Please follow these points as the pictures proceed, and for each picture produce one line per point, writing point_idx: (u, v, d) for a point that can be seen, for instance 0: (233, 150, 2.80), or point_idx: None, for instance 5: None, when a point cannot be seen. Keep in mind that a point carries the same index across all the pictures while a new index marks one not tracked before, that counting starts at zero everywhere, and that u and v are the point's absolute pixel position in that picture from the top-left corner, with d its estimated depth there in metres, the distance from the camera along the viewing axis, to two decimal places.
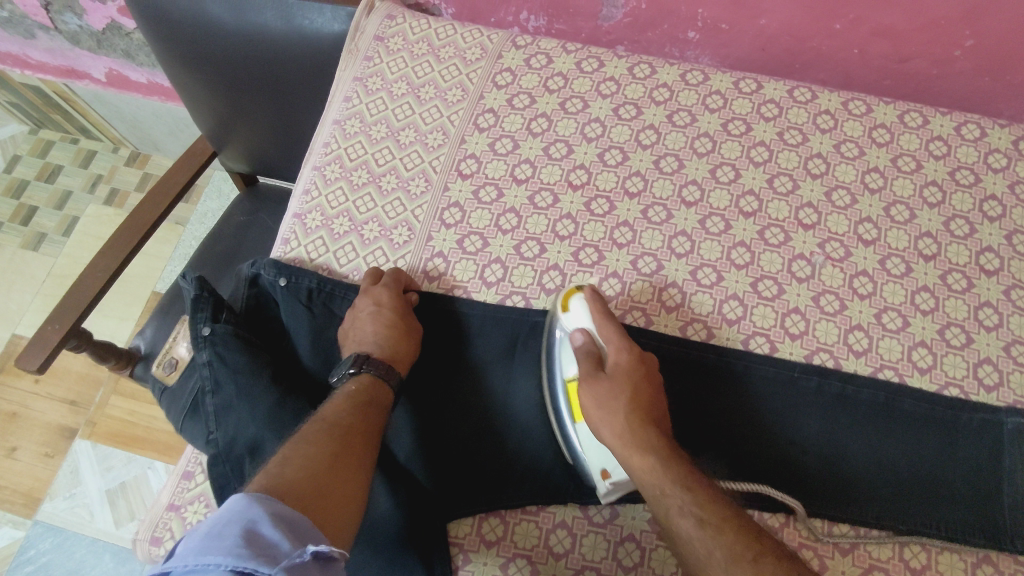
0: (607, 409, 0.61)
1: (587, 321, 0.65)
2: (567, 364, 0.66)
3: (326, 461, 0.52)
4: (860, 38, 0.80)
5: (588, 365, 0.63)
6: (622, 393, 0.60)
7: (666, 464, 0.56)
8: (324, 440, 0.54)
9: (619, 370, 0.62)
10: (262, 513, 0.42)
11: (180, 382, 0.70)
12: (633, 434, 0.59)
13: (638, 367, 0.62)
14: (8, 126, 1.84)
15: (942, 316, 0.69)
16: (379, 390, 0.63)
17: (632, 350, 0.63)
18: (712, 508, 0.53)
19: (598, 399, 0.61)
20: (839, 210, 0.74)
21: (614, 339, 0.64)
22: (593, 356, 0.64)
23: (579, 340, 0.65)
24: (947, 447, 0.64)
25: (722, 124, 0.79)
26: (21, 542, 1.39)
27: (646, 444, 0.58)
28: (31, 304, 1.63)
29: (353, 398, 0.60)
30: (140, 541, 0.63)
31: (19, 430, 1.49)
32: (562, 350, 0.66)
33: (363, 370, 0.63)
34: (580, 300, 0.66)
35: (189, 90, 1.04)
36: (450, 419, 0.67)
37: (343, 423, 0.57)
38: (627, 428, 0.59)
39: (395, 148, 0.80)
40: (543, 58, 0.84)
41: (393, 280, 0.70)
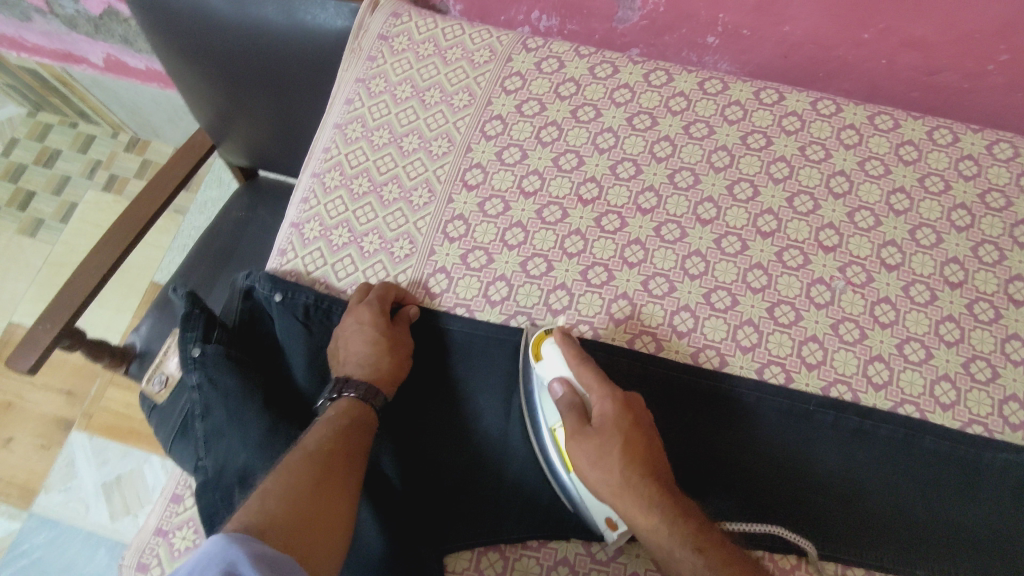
0: (600, 466, 0.56)
1: (565, 368, 0.60)
2: (551, 413, 0.62)
3: (310, 491, 0.49)
4: (889, 48, 0.75)
5: (574, 420, 0.58)
6: (613, 450, 0.56)
7: (672, 522, 0.53)
8: (307, 469, 0.51)
9: (606, 422, 0.57)
10: (242, 554, 0.39)
11: (171, 402, 0.68)
12: (632, 492, 0.54)
13: (626, 415, 0.57)
14: (6, 108, 1.80)
15: (967, 348, 0.66)
16: (360, 412, 0.60)
17: (617, 398, 0.58)
18: (730, 573, 0.51)
19: (588, 457, 0.56)
20: (861, 232, 0.71)
21: (595, 386, 0.59)
22: (577, 407, 0.59)
23: (559, 391, 0.60)
24: (967, 489, 0.62)
25: (741, 137, 0.76)
26: (17, 534, 1.38)
27: (647, 502, 0.54)
28: (28, 292, 1.61)
29: (335, 425, 0.58)
30: (126, 566, 0.61)
31: (15, 420, 1.48)
32: (542, 398, 0.63)
33: (343, 395, 0.61)
34: (551, 345, 0.61)
35: (186, 80, 1.00)
36: (445, 457, 0.65)
37: (324, 447, 0.54)
38: (623, 488, 0.54)
39: (397, 155, 0.76)
40: (555, 62, 0.81)
41: (379, 298, 0.66)
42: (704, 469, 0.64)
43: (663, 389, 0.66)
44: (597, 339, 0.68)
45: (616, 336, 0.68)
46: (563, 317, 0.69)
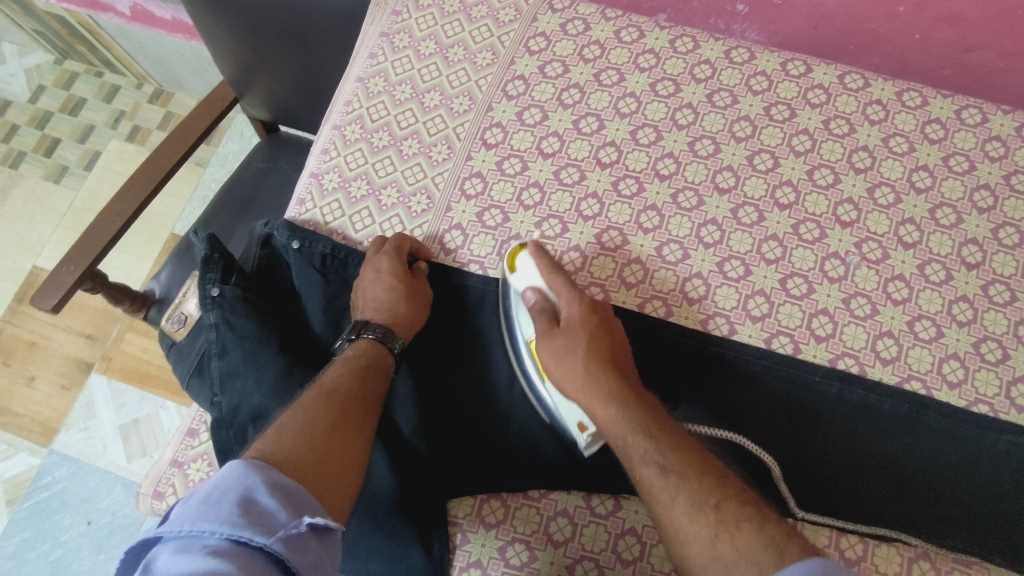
0: (565, 362, 0.60)
1: (537, 278, 0.65)
2: (527, 324, 0.65)
3: (324, 431, 0.50)
4: (923, 23, 0.74)
5: (544, 321, 0.62)
6: (576, 344, 0.60)
7: (628, 412, 0.55)
8: (321, 410, 0.52)
9: (572, 323, 0.61)
10: (259, 481, 0.41)
11: (188, 340, 0.70)
12: (592, 381, 0.58)
13: (591, 316, 0.62)
14: (33, 54, 1.81)
15: (979, 329, 0.66)
16: (378, 352, 0.61)
17: (582, 300, 0.62)
18: (678, 455, 0.52)
19: (554, 353, 0.61)
20: (880, 208, 0.71)
21: (563, 291, 0.63)
22: (547, 310, 0.63)
23: (532, 298, 0.64)
24: (968, 466, 0.62)
25: (765, 108, 0.75)
26: (37, 468, 1.43)
27: (605, 394, 0.57)
28: (52, 237, 1.64)
29: (353, 366, 0.59)
30: (143, 494, 0.64)
31: (38, 360, 1.52)
32: (518, 311, 0.66)
33: (364, 336, 0.62)
34: (525, 257, 0.66)
35: (210, 29, 1.00)
36: (437, 383, 0.67)
37: (342, 390, 0.55)
38: (584, 379, 0.58)
39: (418, 111, 0.77)
40: (580, 24, 0.80)
41: (394, 249, 0.67)
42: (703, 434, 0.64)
43: (671, 353, 0.67)
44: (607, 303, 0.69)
45: (626, 300, 0.69)
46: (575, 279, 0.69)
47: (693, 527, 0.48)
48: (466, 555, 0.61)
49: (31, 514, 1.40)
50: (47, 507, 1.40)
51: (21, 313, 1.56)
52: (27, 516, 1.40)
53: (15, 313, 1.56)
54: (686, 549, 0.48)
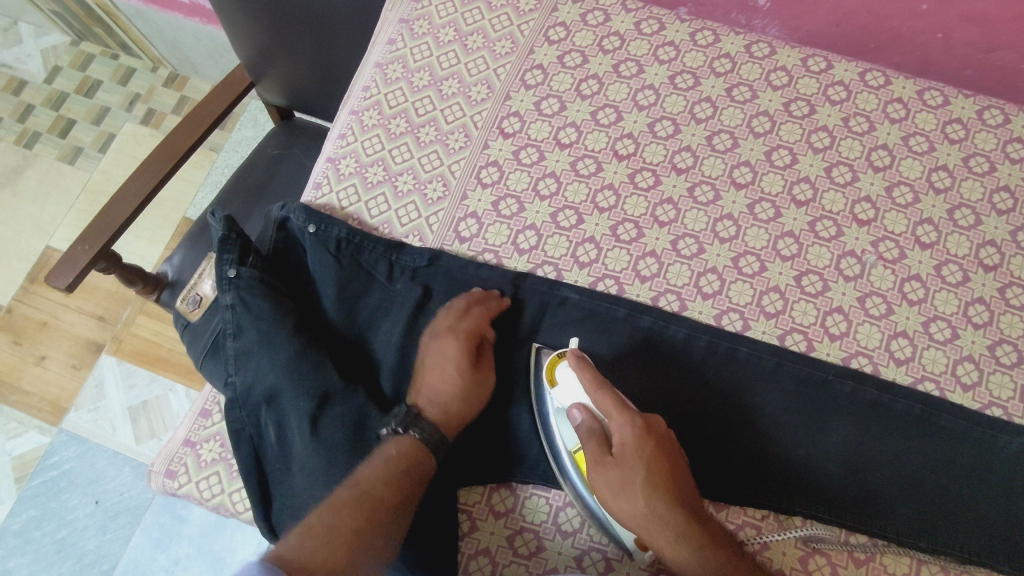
0: (624, 497, 0.54)
1: (580, 393, 0.58)
2: (569, 437, 0.60)
3: (345, 540, 0.50)
4: (947, 21, 0.73)
5: (594, 447, 0.56)
6: (634, 478, 0.54)
7: (700, 553, 0.52)
8: (349, 511, 0.52)
9: (626, 452, 0.55)
10: None
11: (204, 319, 0.70)
12: (656, 520, 0.53)
13: (646, 442, 0.55)
14: (50, 35, 1.82)
15: (994, 331, 0.66)
16: (422, 455, 0.57)
17: (637, 423, 0.55)
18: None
19: (610, 487, 0.55)
20: (898, 208, 0.70)
21: (613, 412, 0.56)
22: (597, 432, 0.57)
23: (579, 418, 0.58)
24: (980, 469, 0.62)
25: (785, 103, 0.74)
26: (47, 447, 1.44)
27: (674, 536, 0.53)
28: (65, 218, 1.65)
29: (391, 474, 0.55)
30: (155, 472, 0.64)
31: (49, 340, 1.53)
32: (559, 419, 0.61)
33: (409, 432, 0.57)
34: (566, 368, 0.59)
35: (230, 16, 1.00)
36: (469, 457, 0.63)
37: (372, 489, 0.54)
38: (648, 519, 0.53)
39: (436, 98, 0.76)
40: (600, 15, 0.79)
41: (467, 332, 0.62)
42: (711, 426, 0.64)
43: (684, 347, 0.66)
44: (621, 295, 0.68)
45: (641, 293, 0.68)
46: (590, 270, 0.69)
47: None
48: (474, 544, 0.61)
49: (39, 492, 1.42)
50: (55, 486, 1.42)
51: (34, 292, 1.57)
52: (36, 494, 1.41)
53: (27, 293, 1.57)
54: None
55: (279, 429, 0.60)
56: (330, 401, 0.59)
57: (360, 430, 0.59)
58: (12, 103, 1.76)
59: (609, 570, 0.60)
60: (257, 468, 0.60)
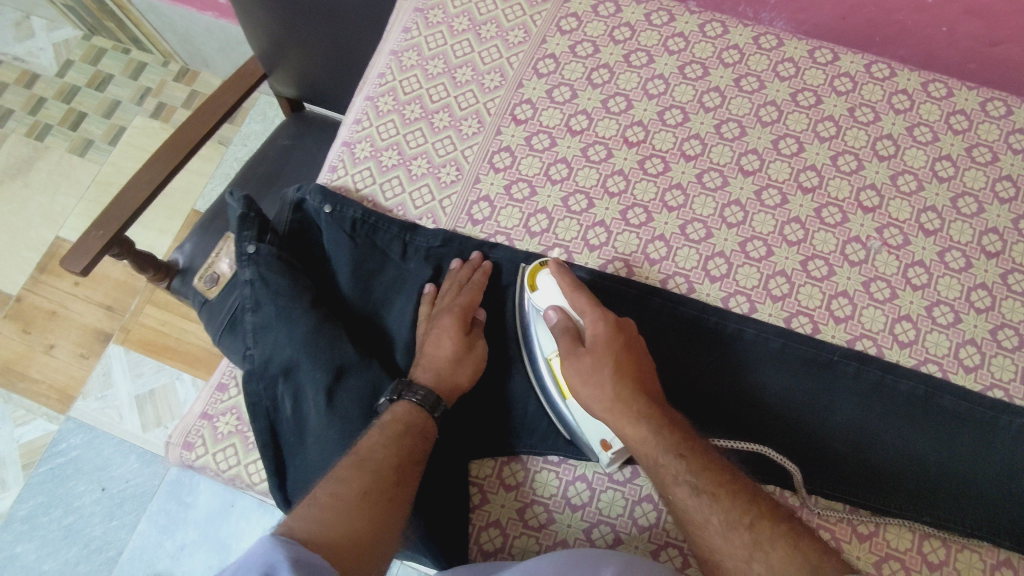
0: (592, 382, 0.58)
1: (558, 297, 0.63)
2: (547, 343, 0.64)
3: (355, 502, 0.49)
4: (951, 15, 0.74)
5: (567, 341, 0.60)
6: (603, 365, 0.58)
7: (658, 431, 0.55)
8: (354, 476, 0.51)
9: (597, 343, 0.59)
10: (284, 558, 0.40)
11: (221, 298, 0.72)
12: (619, 403, 0.56)
13: (616, 337, 0.59)
14: (62, 29, 1.84)
15: (996, 316, 0.67)
16: (416, 417, 0.58)
17: (608, 319, 0.60)
18: (710, 477, 0.52)
19: (580, 374, 0.59)
20: (903, 195, 0.72)
21: (587, 310, 0.61)
22: (571, 331, 0.61)
23: (554, 318, 0.62)
24: (982, 448, 0.63)
25: (792, 94, 0.76)
26: (54, 434, 1.46)
27: (634, 414, 0.56)
28: (75, 209, 1.67)
29: (390, 430, 0.56)
30: (173, 444, 0.66)
31: (58, 329, 1.54)
32: (538, 327, 0.65)
33: (403, 399, 0.58)
34: (546, 276, 0.64)
35: (247, 11, 1.02)
36: (476, 426, 0.66)
37: (377, 459, 0.53)
38: (613, 400, 0.57)
39: (450, 85, 0.78)
40: (612, 6, 0.81)
41: (462, 306, 0.64)
42: (717, 405, 0.66)
43: (692, 330, 0.68)
44: (631, 278, 0.70)
45: (650, 275, 0.70)
46: (600, 253, 0.71)
47: (728, 546, 0.49)
48: (485, 516, 0.63)
49: (46, 479, 1.43)
50: (63, 473, 1.43)
51: (43, 282, 1.58)
52: (43, 481, 1.42)
53: (37, 282, 1.58)
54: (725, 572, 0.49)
55: (296, 400, 0.61)
56: (346, 374, 0.61)
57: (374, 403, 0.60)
58: (24, 96, 1.78)
59: (616, 543, 0.61)
60: (273, 441, 0.61)
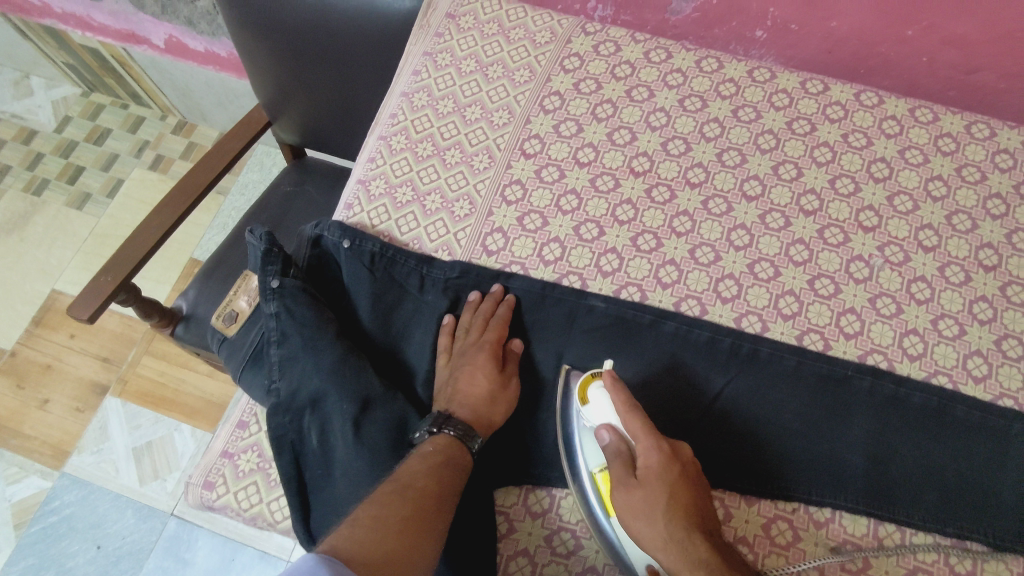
0: (643, 516, 0.55)
1: (612, 415, 0.60)
2: (592, 458, 0.61)
3: (393, 525, 0.49)
4: (931, 46, 0.79)
5: (620, 468, 0.57)
6: (656, 500, 0.55)
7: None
8: (396, 502, 0.51)
9: (650, 474, 0.56)
10: None
11: (241, 334, 0.75)
12: (675, 544, 0.53)
13: (670, 468, 0.56)
14: (62, 87, 1.88)
15: (999, 327, 0.69)
16: (456, 450, 0.59)
17: (663, 448, 0.57)
18: None
19: (630, 507, 0.56)
20: (900, 215, 0.75)
21: (641, 435, 0.58)
22: (624, 455, 0.58)
23: (607, 438, 0.59)
24: (998, 458, 0.64)
25: (787, 122, 0.80)
26: (48, 492, 1.41)
27: (691, 558, 0.52)
28: (72, 262, 1.66)
29: (428, 459, 0.57)
30: (193, 484, 0.65)
31: (53, 383, 1.52)
32: (583, 440, 0.62)
33: (443, 432, 0.60)
34: (598, 389, 0.61)
35: (255, 61, 1.03)
36: (499, 454, 0.66)
37: (416, 487, 0.54)
38: (667, 541, 0.54)
39: (461, 123, 0.81)
40: (611, 46, 0.85)
41: (494, 342, 0.67)
42: (737, 420, 0.67)
43: (709, 350, 0.69)
44: (644, 302, 0.71)
45: (663, 299, 0.71)
46: (613, 279, 0.72)
47: None
48: (513, 544, 0.63)
49: (38, 539, 1.38)
50: (55, 532, 1.38)
51: (39, 336, 1.57)
52: (35, 542, 1.37)
53: (31, 336, 1.57)
54: None
55: (322, 433, 0.62)
56: (371, 405, 0.61)
57: (401, 433, 0.61)
58: (21, 152, 1.80)
59: None
60: (297, 475, 0.61)
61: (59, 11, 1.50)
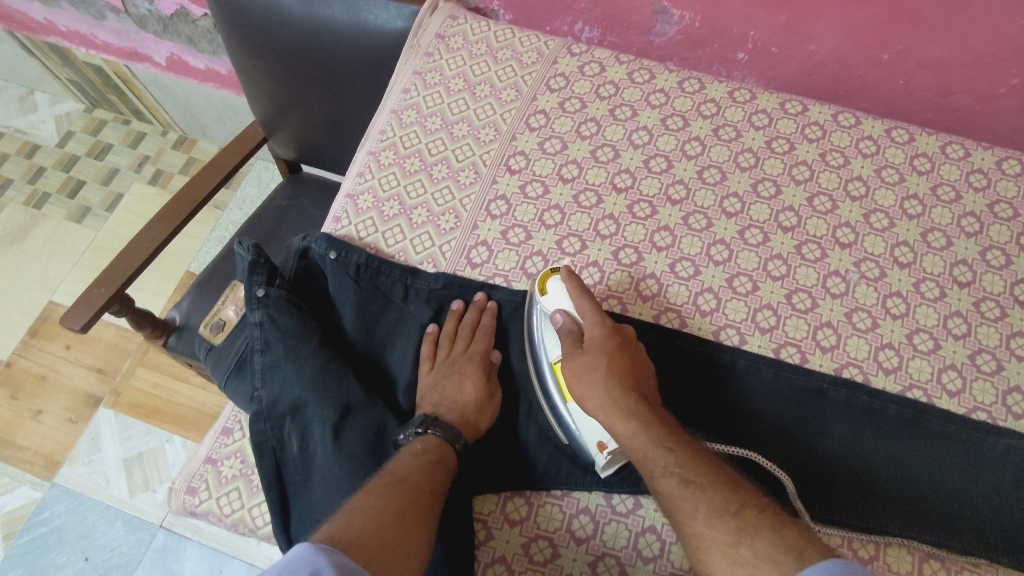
0: (587, 379, 0.62)
1: (566, 302, 0.67)
2: (551, 346, 0.67)
3: (391, 515, 0.50)
4: (906, 69, 0.82)
5: (568, 343, 0.64)
6: (598, 367, 0.62)
7: (647, 428, 0.58)
8: (392, 495, 0.53)
9: (593, 344, 0.64)
10: (328, 564, 0.42)
11: (227, 342, 0.77)
12: (612, 402, 0.60)
13: (611, 340, 0.64)
14: (65, 103, 1.91)
15: (973, 341, 0.70)
16: (443, 451, 0.60)
17: (605, 325, 0.65)
18: (699, 471, 0.54)
19: (577, 374, 0.63)
20: (876, 232, 0.76)
21: (588, 314, 0.65)
22: (574, 334, 0.65)
23: (560, 320, 0.66)
24: (971, 469, 0.65)
25: (766, 141, 0.82)
26: (37, 503, 1.41)
27: (624, 411, 0.59)
28: (70, 274, 1.68)
29: (419, 457, 0.59)
30: (177, 490, 0.66)
31: (46, 394, 1.52)
32: (543, 330, 0.68)
33: (430, 432, 0.62)
34: (556, 282, 0.68)
35: (252, 77, 1.06)
36: (480, 462, 0.67)
37: (410, 481, 0.55)
38: (604, 400, 0.60)
39: (448, 139, 0.83)
40: (596, 66, 0.88)
41: (480, 353, 0.70)
42: (716, 433, 0.67)
43: (687, 363, 0.70)
44: (625, 314, 0.72)
45: (643, 311, 0.73)
46: (594, 291, 0.74)
47: (715, 534, 0.51)
48: (490, 552, 0.63)
49: (27, 550, 1.38)
50: (43, 543, 1.38)
51: (34, 347, 1.58)
52: (23, 552, 1.37)
53: (27, 346, 1.58)
54: (709, 556, 0.51)
55: (302, 439, 0.63)
56: (352, 412, 0.62)
57: (380, 439, 0.62)
58: (23, 165, 1.83)
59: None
60: (278, 481, 0.62)
61: (63, 30, 1.54)
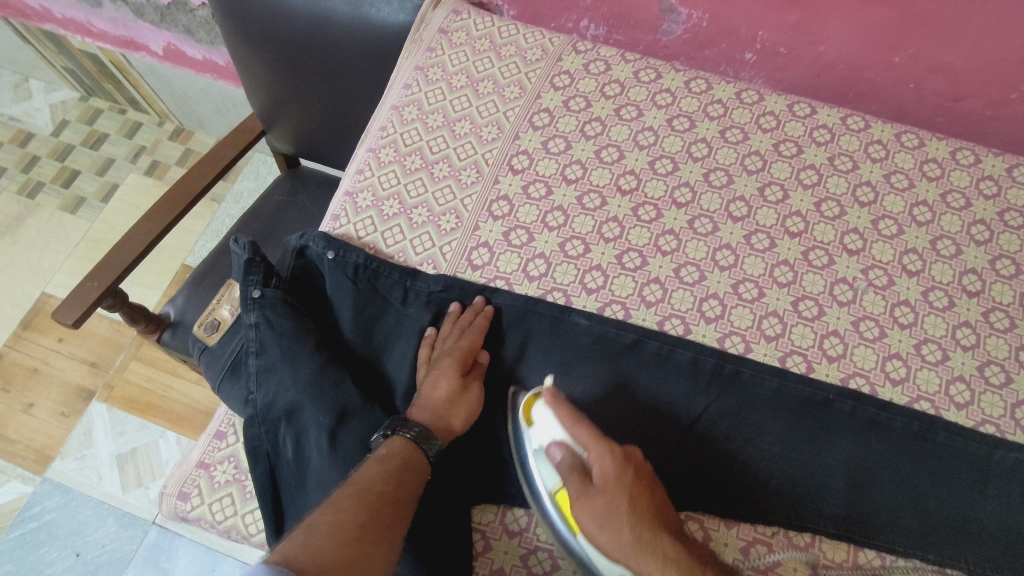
0: (608, 527, 0.53)
1: (558, 430, 0.59)
2: (549, 476, 0.60)
3: (349, 532, 0.49)
4: (916, 73, 0.80)
5: (576, 481, 0.55)
6: (619, 508, 0.53)
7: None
8: (354, 507, 0.51)
9: (607, 481, 0.54)
10: None
11: (224, 342, 0.76)
12: (643, 548, 0.51)
13: (626, 471, 0.55)
14: (60, 91, 1.88)
15: (982, 353, 0.69)
16: (409, 451, 0.58)
17: (615, 454, 0.55)
18: None
19: (593, 516, 0.53)
20: (884, 239, 0.75)
21: (592, 444, 0.56)
22: (577, 466, 0.57)
23: (557, 454, 0.58)
24: (978, 486, 0.63)
25: (773, 144, 0.80)
26: (28, 497, 1.40)
27: (661, 561, 0.50)
28: (63, 266, 1.66)
29: (386, 463, 0.57)
30: (167, 494, 0.64)
31: (38, 387, 1.50)
32: (537, 459, 0.61)
33: (397, 434, 0.59)
34: (543, 407, 0.60)
35: (250, 69, 1.03)
36: (478, 469, 0.66)
37: (375, 492, 0.53)
38: (634, 547, 0.52)
39: (450, 137, 0.81)
40: (602, 64, 0.86)
41: (462, 350, 0.66)
42: (719, 444, 0.66)
43: (692, 372, 0.68)
44: (628, 319, 0.71)
45: (647, 318, 0.71)
46: (597, 296, 0.72)
47: None
48: (488, 563, 0.62)
49: (17, 545, 1.36)
50: (34, 538, 1.37)
51: (26, 339, 1.56)
52: (13, 548, 1.36)
53: (19, 339, 1.56)
54: None
55: (297, 444, 0.61)
56: (349, 417, 0.61)
57: None
58: (17, 154, 1.80)
59: None
60: (272, 487, 0.61)
61: (58, 17, 1.51)
